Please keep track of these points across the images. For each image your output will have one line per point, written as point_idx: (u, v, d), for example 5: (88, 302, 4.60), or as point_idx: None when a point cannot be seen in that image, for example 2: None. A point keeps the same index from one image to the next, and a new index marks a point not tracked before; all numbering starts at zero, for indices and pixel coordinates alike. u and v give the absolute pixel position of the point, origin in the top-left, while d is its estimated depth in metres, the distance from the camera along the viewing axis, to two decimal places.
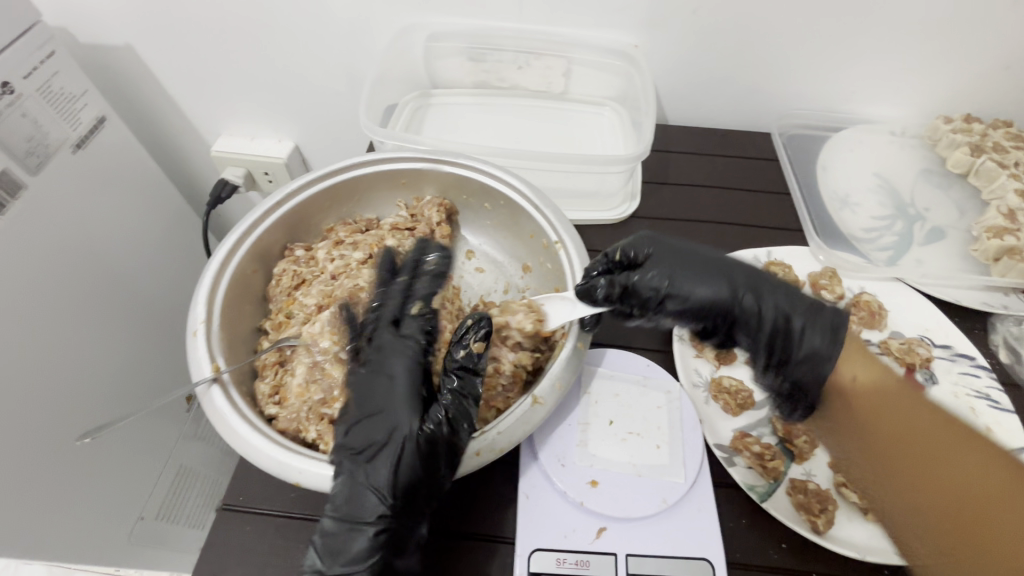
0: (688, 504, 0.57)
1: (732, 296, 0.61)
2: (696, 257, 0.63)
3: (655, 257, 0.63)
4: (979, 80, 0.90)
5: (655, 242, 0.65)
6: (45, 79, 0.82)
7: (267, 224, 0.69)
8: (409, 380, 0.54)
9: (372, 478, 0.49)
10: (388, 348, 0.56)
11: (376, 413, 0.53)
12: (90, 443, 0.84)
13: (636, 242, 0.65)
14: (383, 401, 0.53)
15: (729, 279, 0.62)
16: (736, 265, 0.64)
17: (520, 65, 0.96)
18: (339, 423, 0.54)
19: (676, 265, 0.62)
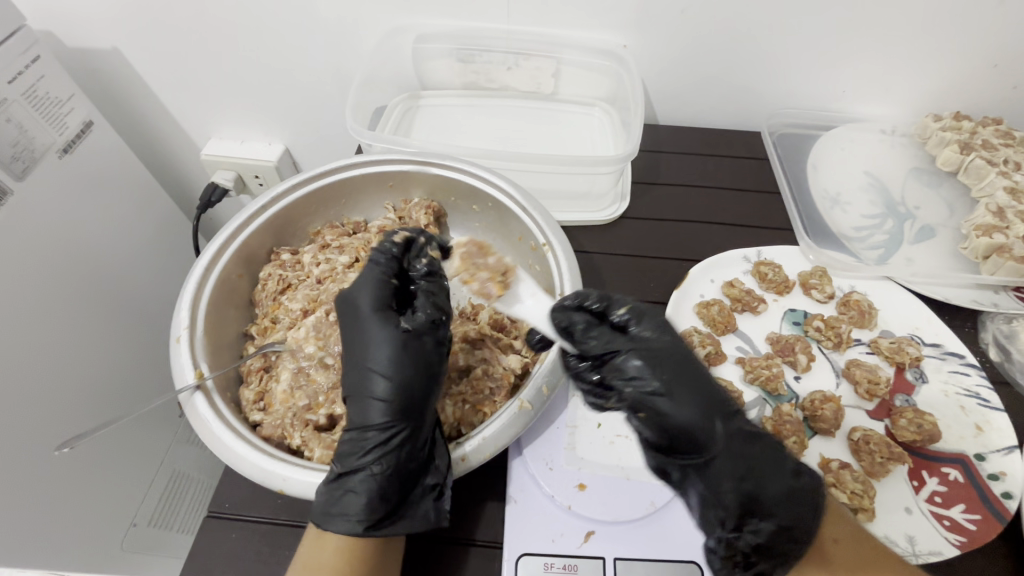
0: (677, 507, 0.57)
1: (715, 425, 0.49)
2: (701, 369, 0.52)
3: (660, 343, 0.52)
4: (968, 77, 0.90)
5: (668, 329, 0.54)
6: (31, 84, 0.82)
7: (252, 228, 0.68)
8: (381, 296, 0.56)
9: (371, 387, 0.52)
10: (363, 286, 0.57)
11: (358, 341, 0.54)
12: (79, 452, 0.83)
13: (647, 318, 0.54)
14: (362, 333, 0.54)
15: (725, 410, 0.51)
16: (735, 411, 0.52)
17: (509, 66, 0.95)
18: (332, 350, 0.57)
19: (679, 369, 0.51)
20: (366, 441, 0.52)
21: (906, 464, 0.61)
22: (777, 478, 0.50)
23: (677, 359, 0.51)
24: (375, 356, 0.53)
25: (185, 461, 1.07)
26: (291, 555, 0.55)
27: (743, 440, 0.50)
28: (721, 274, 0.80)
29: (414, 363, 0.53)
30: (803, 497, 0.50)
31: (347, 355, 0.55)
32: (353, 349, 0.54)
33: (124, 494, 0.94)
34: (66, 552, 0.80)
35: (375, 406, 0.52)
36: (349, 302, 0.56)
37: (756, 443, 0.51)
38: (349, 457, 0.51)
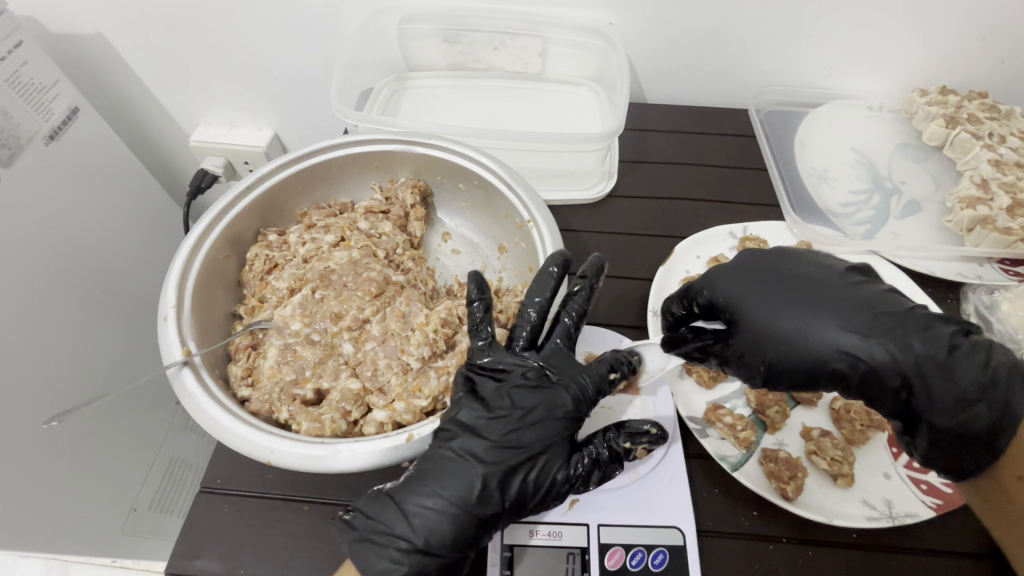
0: (661, 474, 0.59)
1: (831, 340, 0.53)
2: (803, 285, 0.57)
3: (732, 296, 0.59)
4: (955, 51, 0.90)
5: (746, 268, 0.61)
6: (15, 70, 0.82)
7: (238, 208, 0.68)
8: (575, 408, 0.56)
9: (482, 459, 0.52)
10: (560, 365, 0.57)
11: (540, 392, 0.55)
12: (66, 425, 0.83)
13: (723, 273, 0.61)
14: (540, 387, 0.55)
15: (845, 312, 0.54)
16: (874, 327, 0.53)
17: (496, 46, 0.95)
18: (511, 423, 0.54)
19: (766, 299, 0.57)
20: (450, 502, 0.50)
21: (885, 432, 0.62)
22: (903, 334, 0.52)
23: (757, 294, 0.58)
24: (549, 416, 0.55)
25: (184, 446, 1.08)
26: (283, 527, 0.56)
27: (898, 323, 0.53)
28: (708, 250, 0.80)
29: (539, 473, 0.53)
30: (964, 352, 0.51)
31: (486, 397, 0.55)
32: (509, 398, 0.55)
33: (122, 477, 0.95)
34: (66, 528, 0.82)
35: (524, 460, 0.53)
36: (539, 359, 0.58)
37: (885, 317, 0.53)
38: (433, 495, 0.50)
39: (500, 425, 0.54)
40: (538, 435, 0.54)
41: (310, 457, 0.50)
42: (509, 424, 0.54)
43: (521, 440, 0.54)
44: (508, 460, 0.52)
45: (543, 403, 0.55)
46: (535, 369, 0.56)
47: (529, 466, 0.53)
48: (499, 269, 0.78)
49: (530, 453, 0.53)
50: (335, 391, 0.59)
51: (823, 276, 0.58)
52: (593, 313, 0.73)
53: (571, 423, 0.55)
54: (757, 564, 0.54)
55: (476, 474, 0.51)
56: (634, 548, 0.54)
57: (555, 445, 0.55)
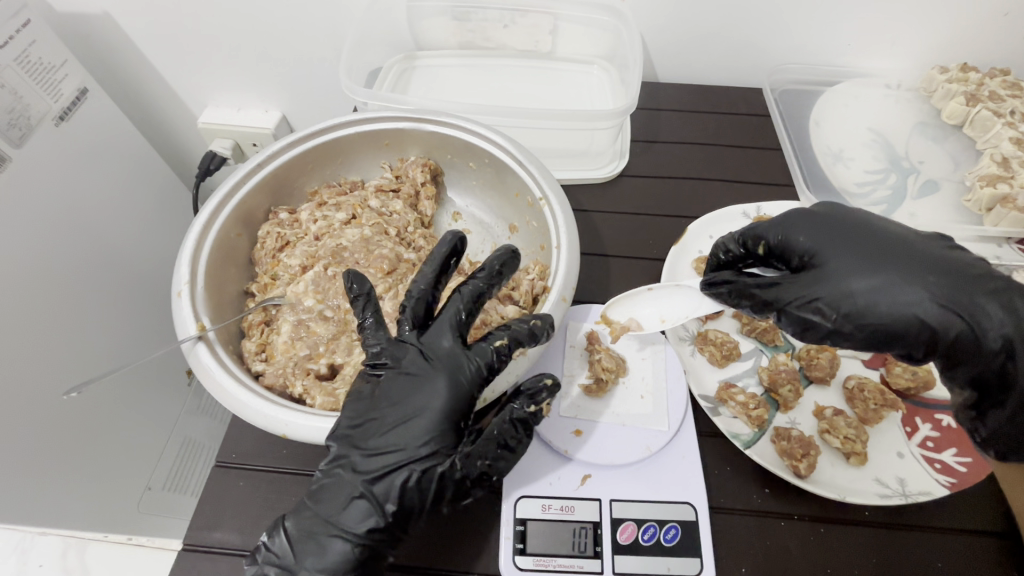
0: (672, 451, 0.59)
1: (921, 300, 0.50)
2: (889, 244, 0.54)
3: (812, 242, 0.56)
4: (978, 27, 0.87)
5: (828, 219, 0.57)
6: (23, 50, 0.81)
7: (249, 186, 0.68)
8: (444, 401, 0.51)
9: (360, 469, 0.50)
10: (437, 346, 0.53)
11: (412, 387, 0.52)
12: (80, 402, 0.84)
13: (798, 221, 0.58)
14: (414, 381, 0.52)
15: (930, 275, 0.51)
16: (958, 289, 0.51)
17: (506, 23, 0.93)
18: (376, 424, 0.51)
19: (854, 252, 0.54)
20: (331, 517, 0.48)
21: (899, 411, 0.62)
22: (993, 306, 0.50)
23: (842, 245, 0.55)
24: (421, 412, 0.51)
25: (198, 428, 1.10)
26: (298, 500, 0.56)
27: (990, 293, 0.50)
28: (720, 229, 0.79)
29: (414, 478, 0.49)
30: None
31: (365, 400, 0.52)
32: (383, 398, 0.52)
33: (138, 456, 0.97)
34: (81, 503, 0.83)
35: (399, 469, 0.49)
36: (419, 341, 0.54)
37: (976, 287, 0.51)
38: (314, 516, 0.49)
39: (374, 430, 0.51)
40: (412, 438, 0.50)
41: (328, 431, 0.51)
42: (383, 427, 0.51)
43: (397, 445, 0.50)
44: (386, 470, 0.50)
45: (411, 399, 0.51)
46: (413, 355, 0.53)
47: (405, 471, 0.49)
48: None
49: (404, 460, 0.50)
50: (349, 365, 0.59)
51: (910, 237, 0.54)
52: (604, 292, 0.73)
53: (445, 419, 0.51)
54: (769, 540, 0.54)
55: (353, 486, 0.49)
56: (646, 522, 0.55)
57: (433, 440, 0.50)
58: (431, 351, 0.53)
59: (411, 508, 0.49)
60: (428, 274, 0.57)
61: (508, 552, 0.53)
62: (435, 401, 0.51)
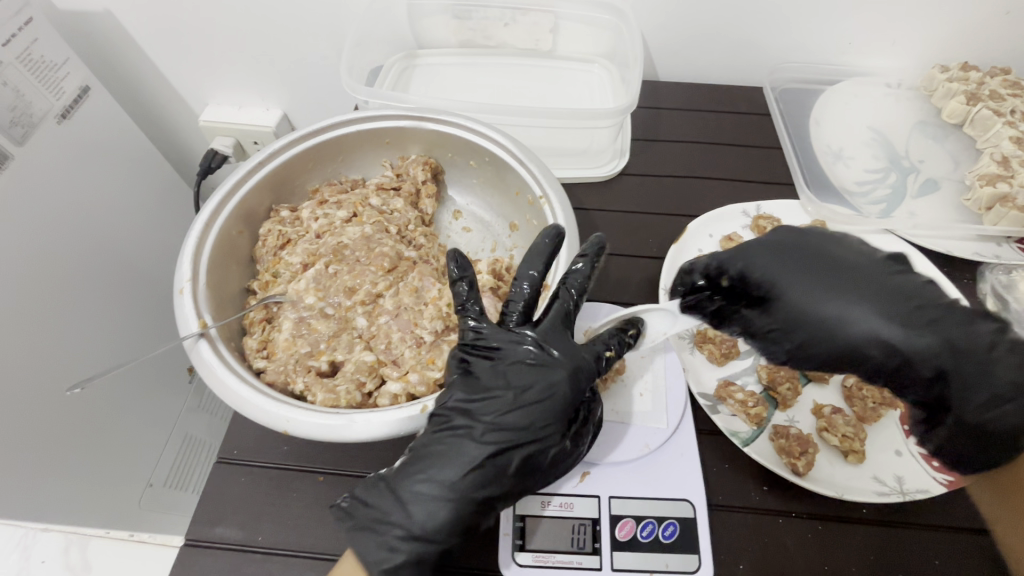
0: (671, 448, 0.59)
1: (872, 335, 0.49)
2: (841, 271, 0.52)
3: (766, 273, 0.54)
4: (978, 26, 0.87)
5: (776, 246, 0.55)
6: (25, 48, 0.82)
7: (252, 184, 0.68)
8: (569, 389, 0.53)
9: (481, 438, 0.51)
10: (557, 338, 0.55)
11: (535, 372, 0.53)
12: (80, 398, 0.84)
13: (748, 252, 0.56)
14: (536, 366, 0.53)
15: (879, 304, 0.49)
16: (913, 316, 0.48)
17: (506, 22, 0.93)
18: (494, 401, 0.52)
19: (803, 284, 0.52)
20: (449, 481, 0.49)
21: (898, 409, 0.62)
22: (934, 338, 0.47)
23: (790, 277, 0.53)
24: (543, 395, 0.52)
25: (199, 425, 1.10)
26: (298, 497, 0.57)
27: (936, 322, 0.48)
28: (720, 228, 0.79)
29: (527, 456, 0.51)
30: (1001, 349, 0.47)
31: (479, 376, 0.54)
32: (501, 378, 0.53)
33: (139, 452, 0.98)
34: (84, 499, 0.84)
35: (518, 446, 0.51)
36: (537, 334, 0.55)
37: (924, 315, 0.48)
38: (427, 480, 0.50)
39: (490, 406, 0.52)
40: (530, 416, 0.51)
41: (326, 428, 0.50)
42: (502, 404, 0.52)
43: (513, 421, 0.51)
44: (503, 444, 0.51)
45: (536, 382, 0.53)
46: (535, 343, 0.54)
47: (523, 447, 0.51)
48: (511, 247, 0.78)
49: (523, 437, 0.51)
50: (350, 362, 0.59)
51: (858, 260, 0.52)
52: (604, 290, 0.73)
53: (566, 406, 0.52)
54: (767, 538, 0.55)
55: (472, 456, 0.50)
56: (645, 520, 0.55)
57: (550, 423, 0.52)
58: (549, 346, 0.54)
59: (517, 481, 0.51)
60: (536, 265, 0.58)
61: (508, 549, 0.53)
62: (562, 388, 0.52)
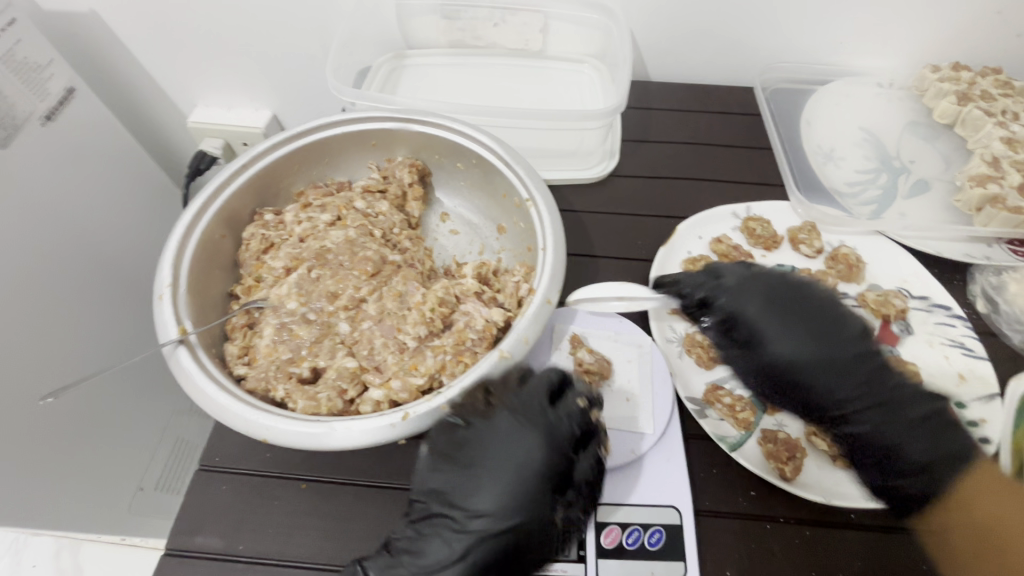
0: (658, 454, 0.59)
1: (835, 372, 0.56)
2: (815, 326, 0.58)
3: (755, 313, 0.60)
4: (969, 26, 0.87)
5: (773, 290, 0.60)
6: (8, 48, 0.80)
7: (234, 187, 0.67)
8: (539, 462, 0.49)
9: (461, 526, 0.48)
10: (534, 404, 0.52)
11: (505, 444, 0.50)
12: (64, 402, 0.82)
13: (753, 282, 0.62)
14: (509, 439, 0.50)
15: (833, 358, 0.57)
16: (862, 384, 0.55)
17: (496, 22, 0.92)
18: (469, 482, 0.50)
19: (795, 322, 0.59)
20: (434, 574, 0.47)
21: None
22: (892, 390, 0.55)
23: (774, 314, 0.59)
24: (516, 470, 0.49)
25: (190, 428, 1.09)
26: (281, 505, 0.56)
27: (894, 384, 0.55)
28: (710, 230, 0.79)
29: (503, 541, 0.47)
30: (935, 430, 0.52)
31: (457, 455, 0.51)
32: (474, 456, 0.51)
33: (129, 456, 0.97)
34: (73, 501, 0.83)
35: (490, 530, 0.48)
36: (512, 401, 0.53)
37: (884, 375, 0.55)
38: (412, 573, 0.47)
39: (464, 489, 0.50)
40: (502, 499, 0.48)
41: (306, 436, 0.49)
42: (479, 485, 0.49)
43: (485, 505, 0.48)
44: (488, 531, 0.48)
45: (508, 459, 0.50)
46: (510, 415, 0.52)
47: (494, 531, 0.48)
48: (498, 250, 0.77)
49: (497, 519, 0.48)
50: (332, 369, 0.59)
51: (842, 326, 0.58)
52: None
53: (539, 481, 0.49)
54: (754, 544, 0.54)
55: (450, 545, 0.48)
56: (630, 526, 0.55)
57: (521, 503, 0.48)
58: (523, 410, 0.52)
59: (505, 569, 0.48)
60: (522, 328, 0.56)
61: None
62: (533, 463, 0.49)
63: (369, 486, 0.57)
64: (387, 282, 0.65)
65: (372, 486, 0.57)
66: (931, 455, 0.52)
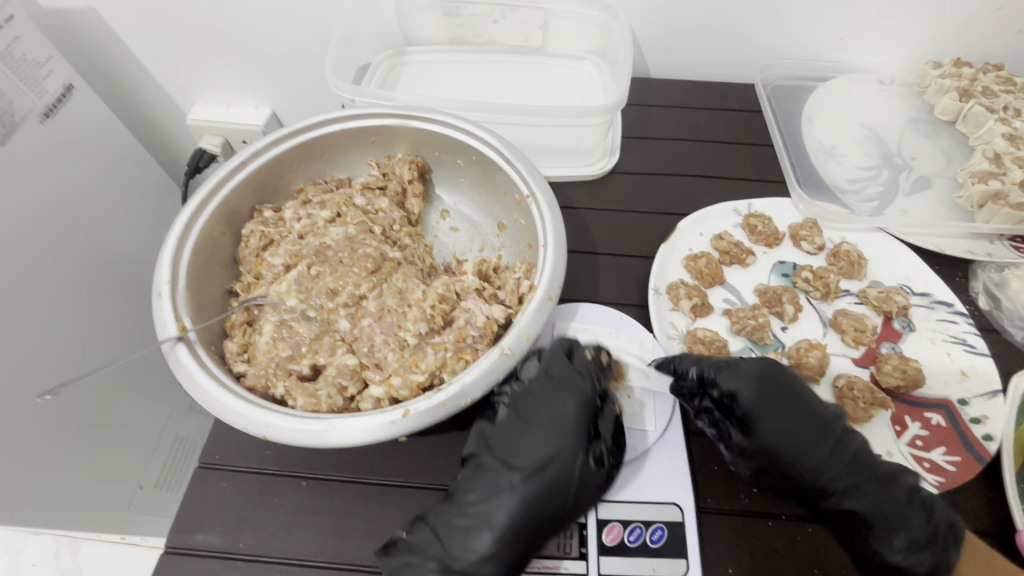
0: (659, 451, 0.59)
1: (827, 475, 0.54)
2: (809, 416, 0.57)
3: (755, 402, 0.57)
4: (971, 22, 0.86)
5: (767, 376, 0.58)
6: (5, 45, 0.80)
7: (233, 184, 0.67)
8: (575, 409, 0.55)
9: (512, 466, 0.53)
10: (557, 364, 0.59)
11: (544, 394, 0.57)
12: (63, 400, 0.82)
13: (756, 383, 0.57)
14: (547, 390, 0.57)
15: (829, 453, 0.55)
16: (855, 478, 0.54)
17: (496, 18, 0.92)
18: (515, 429, 0.55)
19: (788, 428, 0.56)
20: (490, 519, 0.50)
21: (888, 410, 0.62)
22: (875, 492, 0.54)
23: (772, 406, 0.57)
24: (557, 416, 0.55)
25: (189, 426, 1.09)
26: (281, 502, 0.56)
27: (876, 471, 0.55)
28: (710, 227, 0.78)
29: (554, 484, 0.52)
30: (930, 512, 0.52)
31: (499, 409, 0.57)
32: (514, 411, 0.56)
33: (129, 455, 0.96)
34: (73, 500, 0.83)
35: (541, 466, 0.52)
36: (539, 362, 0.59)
37: (873, 478, 0.54)
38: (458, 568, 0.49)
39: (508, 439, 0.55)
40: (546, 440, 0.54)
41: (306, 433, 0.49)
42: (523, 430, 0.55)
43: (535, 445, 0.54)
44: (539, 469, 0.52)
45: (546, 409, 0.56)
46: (543, 371, 0.58)
47: (547, 467, 0.52)
48: (499, 247, 0.77)
49: (548, 454, 0.53)
50: (332, 366, 0.58)
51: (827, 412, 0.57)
52: (593, 290, 0.72)
53: (578, 426, 0.55)
54: (756, 541, 0.54)
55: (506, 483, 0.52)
56: (632, 523, 0.55)
57: (566, 445, 0.53)
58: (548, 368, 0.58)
59: (558, 511, 0.51)
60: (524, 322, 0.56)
61: None
62: (570, 409, 0.55)
63: (370, 484, 0.57)
64: (386, 279, 0.65)
65: (373, 483, 0.57)
66: (909, 547, 0.52)
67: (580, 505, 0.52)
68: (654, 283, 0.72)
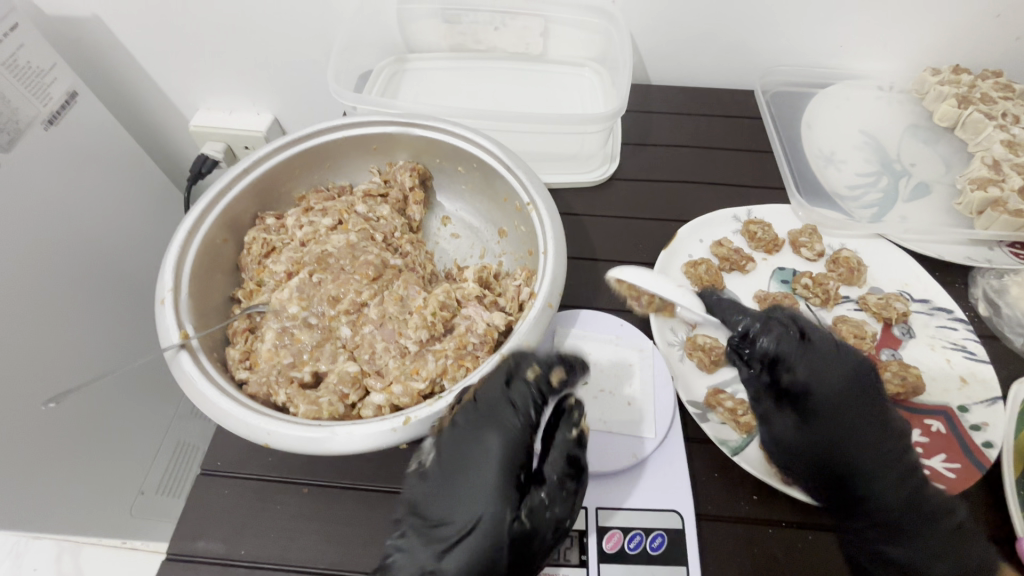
0: (659, 458, 0.59)
1: (868, 463, 0.53)
2: (861, 403, 0.56)
3: (812, 375, 0.57)
4: (969, 29, 0.87)
5: (854, 355, 0.58)
6: (11, 53, 0.81)
7: (235, 191, 0.67)
8: (500, 457, 0.49)
9: (442, 529, 0.48)
10: (491, 402, 0.51)
11: (465, 444, 0.50)
12: (66, 406, 0.82)
13: (812, 359, 0.57)
14: (467, 439, 0.50)
15: (874, 444, 0.54)
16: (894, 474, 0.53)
17: (496, 26, 0.93)
18: (439, 483, 0.50)
19: (842, 411, 0.55)
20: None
21: None
22: (896, 487, 0.52)
23: (834, 380, 0.56)
24: (481, 469, 0.49)
25: (191, 432, 1.09)
26: (282, 510, 0.56)
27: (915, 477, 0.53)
28: (710, 233, 0.79)
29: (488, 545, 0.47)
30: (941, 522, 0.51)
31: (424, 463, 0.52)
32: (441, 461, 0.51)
33: (131, 461, 0.97)
34: (75, 506, 0.83)
35: (468, 526, 0.47)
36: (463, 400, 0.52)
37: (901, 472, 0.53)
38: None
39: (437, 496, 0.50)
40: (472, 500, 0.48)
41: (306, 440, 0.49)
42: (447, 488, 0.50)
43: (457, 505, 0.48)
44: (466, 533, 0.47)
45: (469, 463, 0.50)
46: (465, 415, 0.51)
47: (475, 529, 0.47)
48: (499, 254, 0.77)
49: (472, 515, 0.48)
50: (333, 373, 0.59)
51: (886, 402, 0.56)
52: (593, 297, 0.72)
53: (504, 478, 0.49)
54: (757, 548, 0.54)
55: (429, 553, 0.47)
56: (632, 531, 0.55)
57: (493, 503, 0.48)
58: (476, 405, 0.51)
59: (512, 563, 0.47)
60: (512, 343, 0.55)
61: None
62: (494, 461, 0.49)
63: (371, 490, 0.57)
64: (388, 286, 0.65)
65: (374, 490, 0.57)
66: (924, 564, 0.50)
67: (540, 549, 0.48)
68: (654, 289, 0.72)
